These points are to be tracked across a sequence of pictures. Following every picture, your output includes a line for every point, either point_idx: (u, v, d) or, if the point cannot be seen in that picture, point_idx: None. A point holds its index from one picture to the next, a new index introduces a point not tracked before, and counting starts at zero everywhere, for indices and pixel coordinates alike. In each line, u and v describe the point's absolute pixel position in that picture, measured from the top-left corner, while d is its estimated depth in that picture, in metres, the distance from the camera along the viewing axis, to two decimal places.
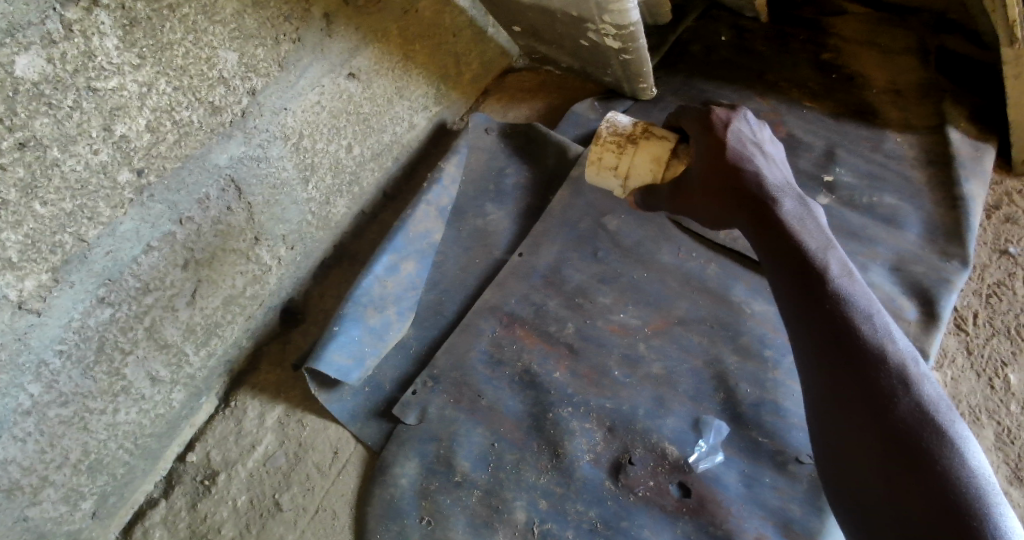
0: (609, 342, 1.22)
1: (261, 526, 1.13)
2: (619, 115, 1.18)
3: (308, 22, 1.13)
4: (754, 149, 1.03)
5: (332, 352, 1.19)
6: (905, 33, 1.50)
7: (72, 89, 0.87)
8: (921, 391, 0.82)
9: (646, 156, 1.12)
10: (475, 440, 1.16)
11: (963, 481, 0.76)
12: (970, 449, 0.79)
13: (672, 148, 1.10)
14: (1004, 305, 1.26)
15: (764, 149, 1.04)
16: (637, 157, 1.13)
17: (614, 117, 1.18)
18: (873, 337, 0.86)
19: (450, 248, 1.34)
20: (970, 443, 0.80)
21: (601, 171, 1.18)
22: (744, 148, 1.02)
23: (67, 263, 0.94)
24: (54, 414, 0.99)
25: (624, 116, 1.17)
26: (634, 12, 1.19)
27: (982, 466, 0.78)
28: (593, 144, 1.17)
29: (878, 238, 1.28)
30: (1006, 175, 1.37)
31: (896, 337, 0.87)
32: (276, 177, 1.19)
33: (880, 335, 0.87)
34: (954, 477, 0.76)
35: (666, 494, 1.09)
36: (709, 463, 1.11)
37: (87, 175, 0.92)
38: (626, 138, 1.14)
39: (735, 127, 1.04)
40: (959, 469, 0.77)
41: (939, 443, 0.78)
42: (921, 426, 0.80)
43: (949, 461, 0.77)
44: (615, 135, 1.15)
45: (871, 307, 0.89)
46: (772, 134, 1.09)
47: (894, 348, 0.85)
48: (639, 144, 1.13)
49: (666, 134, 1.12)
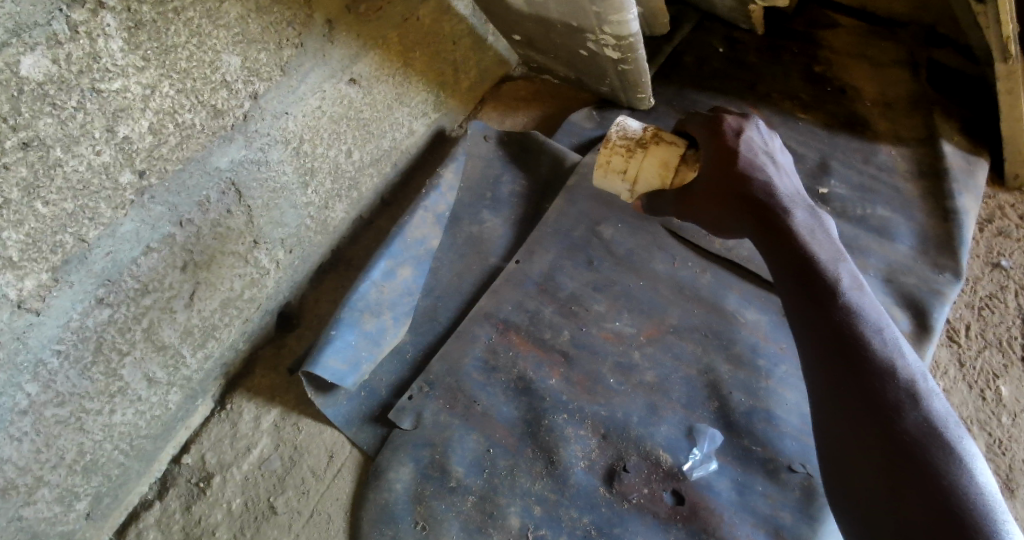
0: (602, 349, 1.22)
1: (255, 529, 1.13)
2: (631, 120, 1.20)
3: (310, 28, 1.15)
4: (764, 157, 1.04)
5: (327, 357, 1.19)
6: (894, 46, 1.51)
7: (76, 90, 0.88)
8: (926, 401, 0.84)
9: (655, 159, 1.13)
10: (469, 445, 1.16)
11: (963, 487, 0.77)
12: (974, 461, 0.80)
13: (681, 154, 1.11)
14: (996, 317, 1.27)
15: (774, 158, 1.05)
16: (647, 160, 1.14)
17: (623, 122, 1.19)
18: (879, 346, 0.88)
19: (447, 255, 1.35)
20: (974, 455, 0.81)
21: (608, 173, 1.18)
22: (754, 156, 1.03)
23: (67, 263, 0.94)
24: (51, 414, 0.99)
25: (634, 121, 1.19)
26: (633, 23, 1.21)
27: (985, 478, 0.79)
28: (601, 147, 1.18)
29: (870, 248, 1.29)
30: (999, 189, 1.39)
31: (902, 348, 0.89)
32: (276, 181, 1.20)
33: (887, 344, 0.88)
34: (956, 483, 0.77)
35: (659, 500, 1.10)
36: (701, 470, 1.11)
37: (89, 176, 0.93)
38: (636, 141, 1.15)
39: (747, 136, 1.05)
40: (959, 475, 0.78)
41: (943, 450, 0.80)
42: (925, 434, 0.81)
43: (951, 468, 0.79)
44: (624, 139, 1.17)
45: (879, 319, 0.91)
46: (782, 144, 1.09)
47: (900, 358, 0.87)
48: (648, 148, 1.14)
49: (675, 140, 1.13)
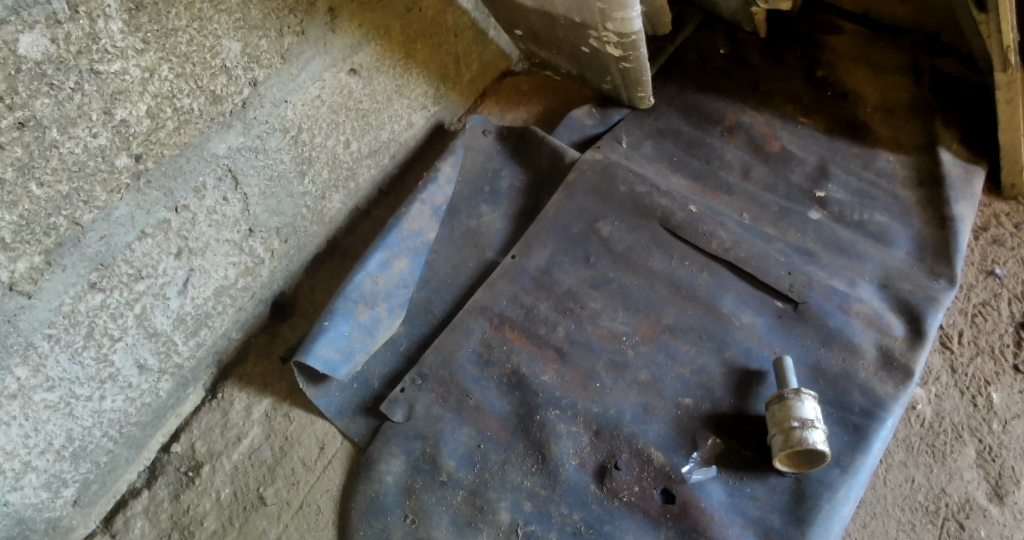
0: (597, 347, 1.21)
1: (243, 519, 1.12)
2: (532, 82, 1.62)
3: (312, 15, 1.16)
4: None
5: (319, 346, 1.18)
6: (896, 52, 1.51)
7: (74, 71, 0.89)
8: None
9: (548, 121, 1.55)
10: (461, 439, 1.15)
11: None
12: None
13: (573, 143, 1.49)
14: (989, 324, 1.28)
15: None
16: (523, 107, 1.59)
17: (514, 88, 1.61)
18: None
19: (443, 247, 1.35)
20: None
21: (520, 98, 1.60)
22: None
23: (60, 247, 0.94)
24: (40, 398, 0.98)
25: (520, 91, 1.61)
26: (637, 20, 1.23)
27: None
28: (514, 98, 1.60)
29: (867, 254, 1.27)
30: (995, 198, 1.40)
31: None
32: (274, 169, 1.19)
33: None
34: None
35: (795, 451, 1.03)
36: (805, 402, 1.05)
37: (85, 158, 0.93)
38: (524, 95, 1.60)
39: None
40: None
41: None
42: None
43: None
44: (519, 95, 1.60)
45: None
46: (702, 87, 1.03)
47: None
48: (529, 106, 1.58)
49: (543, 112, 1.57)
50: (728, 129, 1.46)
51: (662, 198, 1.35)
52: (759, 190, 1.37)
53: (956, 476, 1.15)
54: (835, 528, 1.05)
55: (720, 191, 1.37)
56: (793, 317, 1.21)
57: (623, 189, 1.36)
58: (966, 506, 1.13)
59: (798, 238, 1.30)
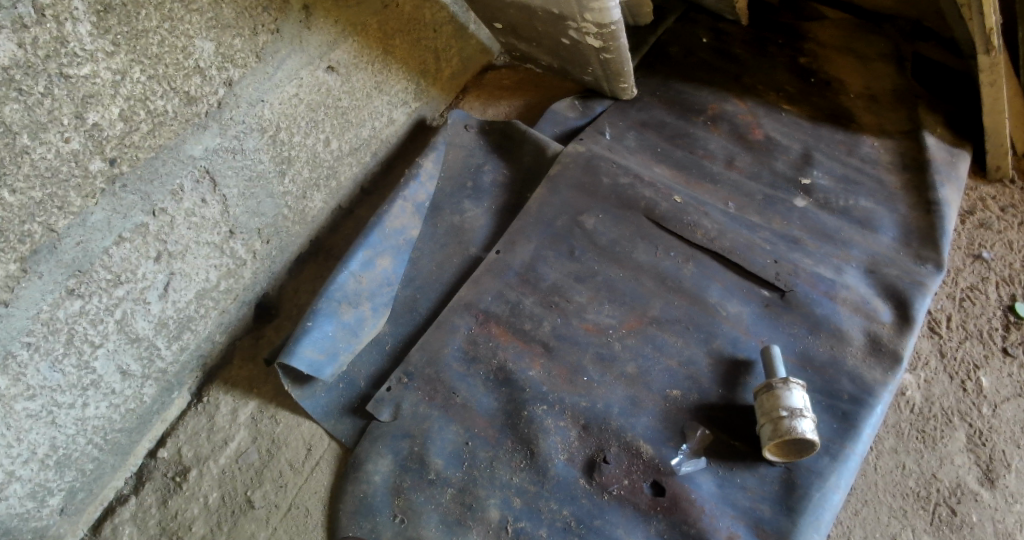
0: (583, 340, 1.21)
1: (231, 524, 1.11)
2: (513, 76, 1.62)
3: (285, 14, 1.15)
4: None
5: (303, 347, 1.17)
6: (881, 41, 1.51)
7: (43, 75, 0.87)
8: None
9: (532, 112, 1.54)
10: (449, 437, 1.14)
11: None
12: None
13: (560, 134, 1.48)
14: (977, 308, 1.28)
15: None
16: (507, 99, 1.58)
17: (496, 83, 1.61)
18: None
19: (427, 244, 1.35)
20: None
21: (502, 91, 1.59)
22: None
23: (35, 253, 0.93)
24: (21, 408, 0.97)
25: (502, 85, 1.61)
26: (615, 11, 1.22)
27: None
28: (497, 91, 1.60)
29: (852, 240, 1.27)
30: (981, 181, 1.40)
31: None
32: (253, 170, 1.18)
33: None
34: None
35: (784, 441, 1.03)
36: (794, 392, 1.05)
37: (57, 163, 0.92)
38: (506, 89, 1.60)
39: None
40: None
41: None
42: None
43: None
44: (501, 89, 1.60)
45: None
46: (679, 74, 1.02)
47: None
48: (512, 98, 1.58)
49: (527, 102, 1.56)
50: (711, 119, 1.45)
51: (646, 189, 1.34)
52: (744, 180, 1.36)
53: (946, 461, 1.15)
54: (826, 517, 1.04)
55: (704, 181, 1.36)
56: (779, 306, 1.21)
57: (607, 182, 1.35)
58: (957, 491, 1.12)
59: (783, 226, 1.29)
